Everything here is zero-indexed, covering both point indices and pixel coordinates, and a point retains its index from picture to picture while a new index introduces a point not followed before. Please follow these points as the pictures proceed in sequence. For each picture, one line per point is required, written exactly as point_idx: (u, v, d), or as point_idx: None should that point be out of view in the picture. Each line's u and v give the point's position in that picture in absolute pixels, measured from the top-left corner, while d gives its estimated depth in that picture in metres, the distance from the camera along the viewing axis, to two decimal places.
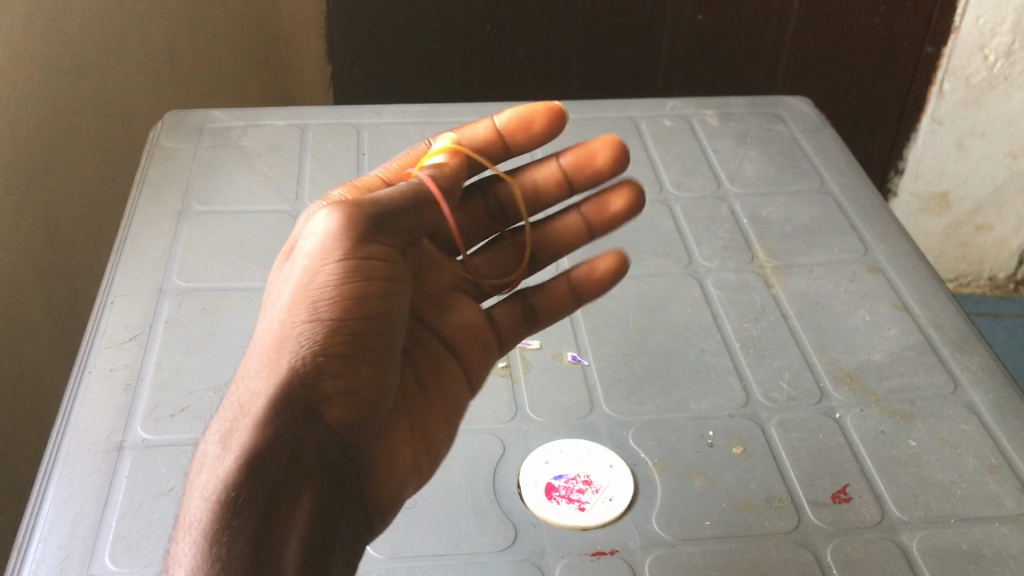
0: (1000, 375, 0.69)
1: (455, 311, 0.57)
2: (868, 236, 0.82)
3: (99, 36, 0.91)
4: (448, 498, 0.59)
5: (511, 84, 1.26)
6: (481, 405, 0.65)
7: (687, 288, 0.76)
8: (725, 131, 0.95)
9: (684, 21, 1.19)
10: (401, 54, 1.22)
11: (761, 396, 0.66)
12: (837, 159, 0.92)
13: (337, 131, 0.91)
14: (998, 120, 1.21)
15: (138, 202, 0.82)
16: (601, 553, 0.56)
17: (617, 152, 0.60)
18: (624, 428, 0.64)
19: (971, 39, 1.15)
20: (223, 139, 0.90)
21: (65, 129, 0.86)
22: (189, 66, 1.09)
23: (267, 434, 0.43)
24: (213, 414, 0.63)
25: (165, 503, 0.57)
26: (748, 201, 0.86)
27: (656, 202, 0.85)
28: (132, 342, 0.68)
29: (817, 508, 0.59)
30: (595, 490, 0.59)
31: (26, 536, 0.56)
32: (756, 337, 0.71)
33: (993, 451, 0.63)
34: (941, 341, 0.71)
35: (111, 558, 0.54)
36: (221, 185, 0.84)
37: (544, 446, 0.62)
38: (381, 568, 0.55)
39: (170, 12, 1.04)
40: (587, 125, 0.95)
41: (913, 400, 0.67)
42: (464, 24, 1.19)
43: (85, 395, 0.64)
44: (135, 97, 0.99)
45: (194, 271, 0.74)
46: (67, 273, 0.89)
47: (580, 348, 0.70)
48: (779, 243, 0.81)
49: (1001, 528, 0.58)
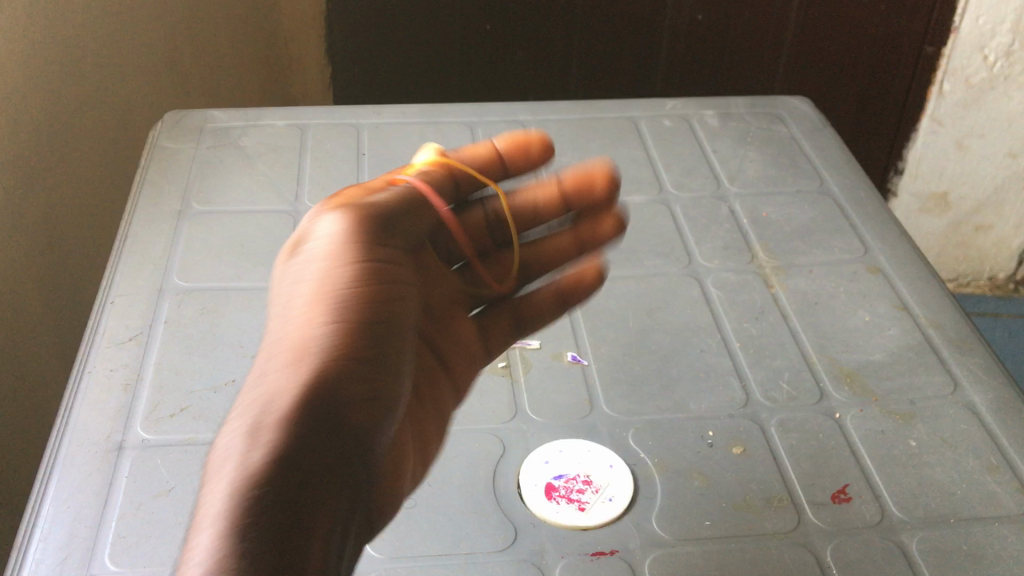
0: (999, 375, 0.69)
1: (455, 328, 0.61)
2: (868, 236, 0.82)
3: (100, 36, 0.91)
4: (448, 498, 0.59)
5: (511, 84, 1.26)
6: (480, 405, 0.65)
7: (686, 288, 0.76)
8: (725, 131, 0.95)
9: (684, 21, 1.19)
10: (401, 54, 1.22)
11: (761, 396, 0.66)
12: (836, 159, 0.92)
13: (337, 131, 0.91)
14: (997, 120, 1.22)
15: (139, 202, 0.82)
16: (601, 553, 0.56)
17: (613, 178, 0.63)
18: (624, 428, 0.64)
19: (971, 40, 1.15)
20: (223, 139, 0.90)
21: (65, 130, 0.86)
22: (189, 66, 1.09)
23: (298, 427, 0.40)
24: (213, 414, 0.63)
25: (165, 503, 0.57)
26: (748, 201, 0.86)
27: (656, 202, 0.85)
28: (132, 342, 0.68)
29: (817, 508, 0.59)
30: (595, 490, 0.59)
31: (26, 536, 0.56)
32: (755, 337, 0.71)
33: (993, 451, 0.63)
34: (941, 341, 0.71)
35: (112, 558, 0.54)
36: (221, 185, 0.84)
37: (544, 446, 0.62)
38: (381, 568, 0.55)
39: (170, 12, 1.04)
40: (587, 125, 0.95)
41: (913, 400, 0.67)
42: (464, 24, 1.19)
43: (85, 396, 0.64)
44: (135, 96, 0.99)
45: (194, 271, 0.74)
46: (68, 273, 0.89)
47: (580, 348, 0.70)
48: (778, 243, 0.81)
49: (1001, 528, 0.58)
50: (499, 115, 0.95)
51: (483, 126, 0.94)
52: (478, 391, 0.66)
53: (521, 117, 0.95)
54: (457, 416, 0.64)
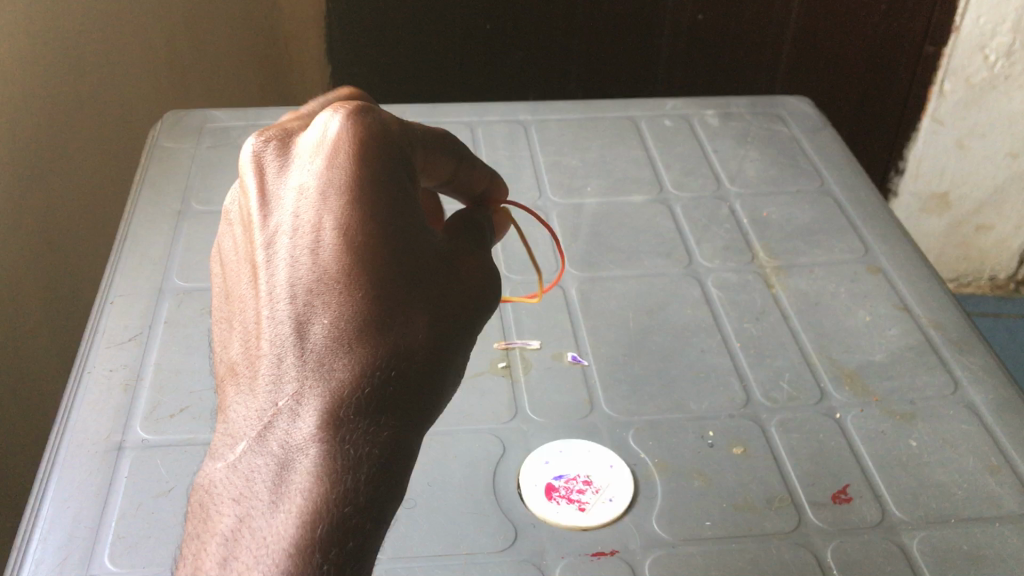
0: (1000, 375, 0.69)
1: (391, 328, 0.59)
2: (868, 236, 0.82)
3: (99, 37, 0.91)
4: (448, 498, 0.59)
5: (511, 84, 1.26)
6: (480, 405, 0.65)
7: (687, 288, 0.75)
8: (726, 131, 0.95)
9: (684, 21, 1.19)
10: (401, 55, 1.22)
11: (761, 396, 0.66)
12: (837, 159, 0.92)
13: None
14: (998, 120, 1.22)
15: (138, 202, 0.82)
16: (601, 553, 0.56)
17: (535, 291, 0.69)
18: (624, 428, 0.64)
19: (972, 40, 1.15)
20: (223, 139, 0.90)
21: (65, 130, 0.86)
22: (188, 66, 1.09)
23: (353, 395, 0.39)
24: (213, 414, 0.63)
25: (165, 504, 0.57)
26: (748, 201, 0.86)
27: (656, 201, 0.85)
28: (132, 342, 0.68)
29: (817, 508, 0.59)
30: (595, 491, 0.59)
31: (25, 536, 0.56)
32: (756, 337, 0.71)
33: (994, 451, 0.63)
34: (941, 341, 0.71)
35: (111, 558, 0.54)
36: (221, 185, 0.84)
37: (544, 446, 0.62)
38: (382, 568, 0.55)
39: (169, 12, 1.04)
40: (587, 125, 0.95)
41: (914, 400, 0.66)
42: (464, 24, 1.19)
43: (84, 395, 0.64)
44: (136, 97, 0.99)
45: (193, 271, 0.74)
46: (68, 273, 0.89)
47: (580, 348, 0.70)
48: (779, 243, 0.81)
49: (1001, 527, 0.58)
50: (499, 115, 0.95)
51: (483, 126, 0.94)
52: (478, 390, 0.66)
53: (521, 117, 0.95)
54: (456, 415, 0.64)
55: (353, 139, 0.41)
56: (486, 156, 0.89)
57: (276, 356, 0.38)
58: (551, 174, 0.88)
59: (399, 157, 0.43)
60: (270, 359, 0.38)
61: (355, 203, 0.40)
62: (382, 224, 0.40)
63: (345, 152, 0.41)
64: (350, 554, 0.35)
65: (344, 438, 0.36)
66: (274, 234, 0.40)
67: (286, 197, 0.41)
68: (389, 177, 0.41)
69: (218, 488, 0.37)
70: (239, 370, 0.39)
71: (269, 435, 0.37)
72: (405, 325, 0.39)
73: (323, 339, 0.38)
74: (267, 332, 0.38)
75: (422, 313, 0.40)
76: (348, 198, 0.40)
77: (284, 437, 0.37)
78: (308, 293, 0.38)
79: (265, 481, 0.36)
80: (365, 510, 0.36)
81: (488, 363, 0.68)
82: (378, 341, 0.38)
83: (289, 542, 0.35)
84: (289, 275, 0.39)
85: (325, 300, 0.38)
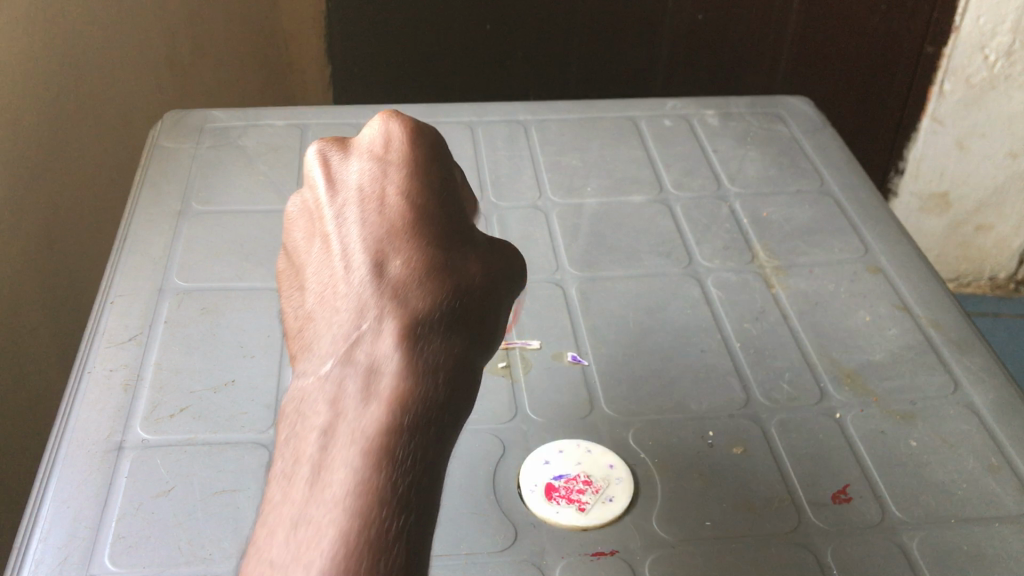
0: (1000, 376, 0.68)
1: None
2: (869, 236, 0.82)
3: (99, 37, 0.91)
4: (448, 498, 0.59)
5: (511, 84, 1.26)
6: (480, 405, 0.65)
7: (687, 288, 0.75)
8: (726, 131, 0.95)
9: (684, 21, 1.19)
10: (401, 55, 1.22)
11: (761, 396, 0.66)
12: (837, 159, 0.92)
13: (337, 131, 0.91)
14: (998, 120, 1.22)
15: (138, 202, 0.82)
16: (601, 553, 0.56)
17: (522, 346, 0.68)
18: (624, 427, 0.64)
19: (972, 40, 1.15)
20: (223, 139, 0.90)
21: (66, 130, 0.86)
22: (188, 66, 1.09)
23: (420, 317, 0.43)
24: (213, 414, 0.63)
25: (165, 503, 0.57)
26: (749, 201, 0.86)
27: (656, 201, 0.85)
28: (132, 342, 0.68)
29: (817, 508, 0.59)
30: (595, 491, 0.59)
31: (25, 536, 0.56)
32: (756, 337, 0.71)
33: (994, 451, 0.63)
34: (941, 341, 0.71)
35: (111, 558, 0.54)
36: (221, 185, 0.84)
37: (544, 446, 0.62)
38: None
39: (169, 12, 1.04)
40: (587, 125, 0.95)
41: (914, 400, 0.66)
42: (464, 24, 1.19)
43: (84, 395, 0.64)
44: (137, 97, 0.99)
45: (194, 271, 0.74)
46: (68, 273, 0.89)
47: (580, 348, 0.70)
48: (779, 243, 0.81)
49: (1001, 528, 0.58)
50: (499, 115, 0.95)
51: (483, 126, 0.94)
52: (478, 390, 0.66)
53: (521, 117, 0.95)
54: None
55: (410, 124, 0.48)
56: (486, 156, 0.89)
57: (360, 293, 0.43)
58: (552, 174, 0.88)
59: (453, 152, 0.50)
60: (350, 296, 0.43)
61: (415, 172, 0.46)
62: (439, 193, 0.46)
63: (403, 133, 0.47)
64: (433, 441, 0.39)
65: (423, 352, 0.41)
66: (345, 199, 0.46)
67: (350, 174, 0.47)
68: (442, 158, 0.48)
69: (312, 398, 0.41)
70: (319, 317, 0.44)
71: (351, 355, 0.41)
72: (466, 265, 0.44)
73: (398, 276, 0.43)
74: (346, 273, 0.44)
75: (478, 255, 0.45)
76: (410, 168, 0.46)
77: (368, 351, 0.41)
78: (379, 240, 0.44)
79: (353, 387, 0.40)
80: (443, 410, 0.40)
81: (488, 363, 0.68)
82: (445, 276, 0.43)
83: (380, 428, 0.38)
84: (364, 227, 0.45)
85: (397, 248, 0.44)
